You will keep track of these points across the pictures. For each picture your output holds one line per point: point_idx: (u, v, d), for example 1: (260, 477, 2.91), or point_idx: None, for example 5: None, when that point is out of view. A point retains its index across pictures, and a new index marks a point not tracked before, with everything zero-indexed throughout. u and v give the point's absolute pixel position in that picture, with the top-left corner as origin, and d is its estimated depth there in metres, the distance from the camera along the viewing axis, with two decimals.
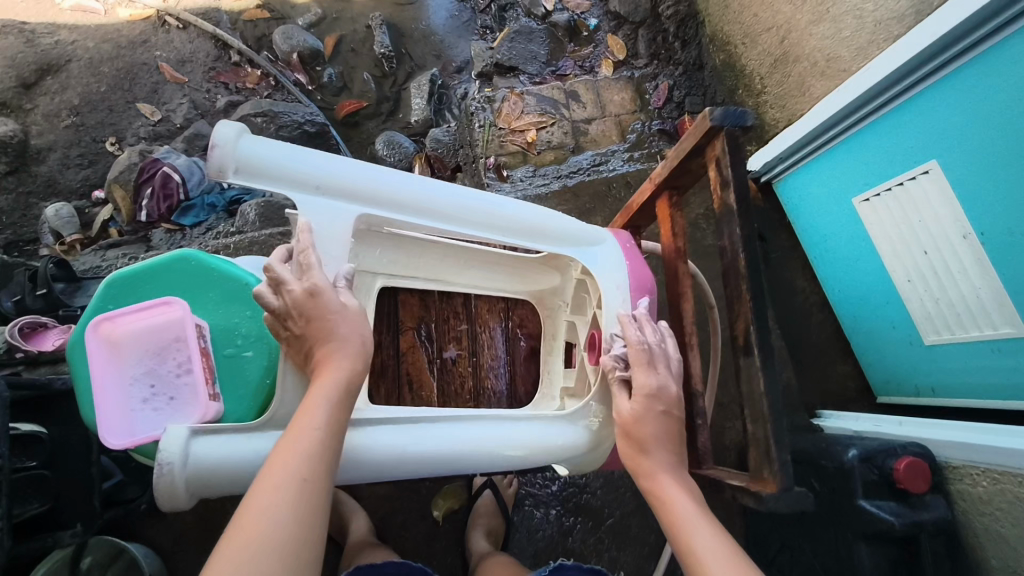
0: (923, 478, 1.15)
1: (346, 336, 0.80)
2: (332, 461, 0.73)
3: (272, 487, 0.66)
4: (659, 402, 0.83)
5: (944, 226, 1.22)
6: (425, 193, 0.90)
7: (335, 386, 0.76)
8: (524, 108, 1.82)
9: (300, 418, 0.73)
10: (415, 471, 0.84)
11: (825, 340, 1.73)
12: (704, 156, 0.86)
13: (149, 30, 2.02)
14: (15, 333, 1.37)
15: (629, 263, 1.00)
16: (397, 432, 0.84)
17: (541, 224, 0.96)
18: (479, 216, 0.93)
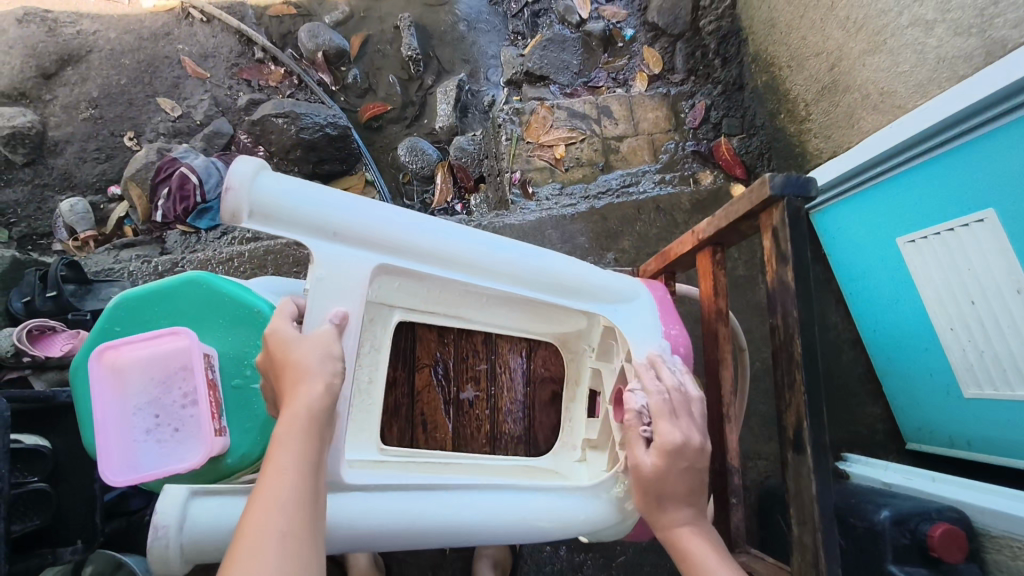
0: (959, 546, 1.04)
1: (312, 365, 0.73)
2: (316, 510, 0.66)
3: (251, 549, 0.60)
4: (683, 457, 0.79)
5: (996, 275, 1.13)
6: (446, 241, 0.85)
7: (300, 423, 0.70)
8: (554, 122, 1.74)
9: (268, 468, 0.67)
10: (426, 539, 0.81)
11: (855, 380, 1.65)
12: (757, 213, 0.79)
13: (172, 22, 1.98)
14: (23, 335, 1.29)
15: (662, 321, 0.96)
16: (413, 499, 0.80)
17: (568, 278, 0.91)
18: (501, 267, 0.88)
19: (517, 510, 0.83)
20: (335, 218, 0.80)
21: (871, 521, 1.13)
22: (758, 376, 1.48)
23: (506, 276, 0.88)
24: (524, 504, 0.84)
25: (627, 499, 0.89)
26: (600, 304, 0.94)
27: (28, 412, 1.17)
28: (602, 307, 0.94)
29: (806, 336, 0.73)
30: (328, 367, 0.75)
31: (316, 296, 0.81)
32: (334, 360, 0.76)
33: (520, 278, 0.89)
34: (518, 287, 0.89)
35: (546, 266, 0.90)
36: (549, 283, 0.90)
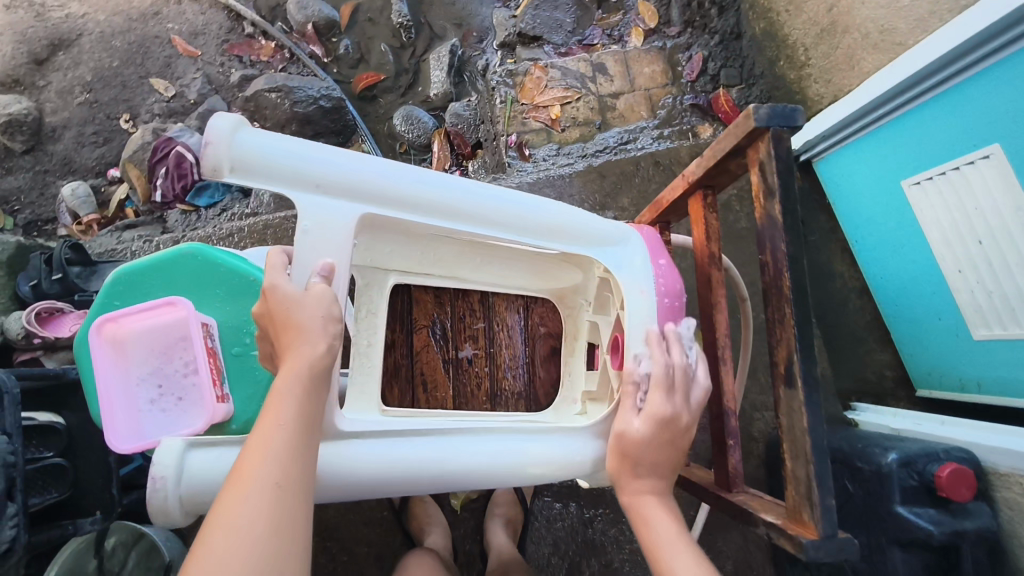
0: (969, 486, 1.02)
1: (314, 327, 0.73)
2: (309, 461, 0.68)
3: (244, 493, 0.62)
4: (670, 429, 0.81)
5: (1003, 213, 1.11)
6: (431, 189, 0.85)
7: (299, 380, 0.70)
8: (548, 82, 1.72)
9: (266, 419, 0.68)
10: (426, 486, 0.83)
11: (863, 328, 1.63)
12: (747, 149, 0.78)
13: (160, 1, 1.97)
14: (33, 318, 1.33)
15: (658, 271, 0.93)
16: (409, 446, 0.81)
17: (557, 223, 0.91)
18: (486, 213, 0.87)
19: (516, 457, 0.84)
20: (316, 171, 0.80)
21: (879, 465, 1.12)
22: (763, 328, 1.47)
23: (493, 223, 0.88)
24: (521, 449, 0.85)
25: None
26: (592, 249, 0.93)
27: (38, 389, 1.19)
28: (595, 253, 0.93)
29: (794, 271, 0.72)
30: (330, 331, 0.75)
31: (303, 249, 0.80)
32: (334, 321, 0.75)
33: (508, 225, 0.89)
34: (507, 234, 0.89)
35: (534, 212, 0.89)
36: (539, 229, 0.90)
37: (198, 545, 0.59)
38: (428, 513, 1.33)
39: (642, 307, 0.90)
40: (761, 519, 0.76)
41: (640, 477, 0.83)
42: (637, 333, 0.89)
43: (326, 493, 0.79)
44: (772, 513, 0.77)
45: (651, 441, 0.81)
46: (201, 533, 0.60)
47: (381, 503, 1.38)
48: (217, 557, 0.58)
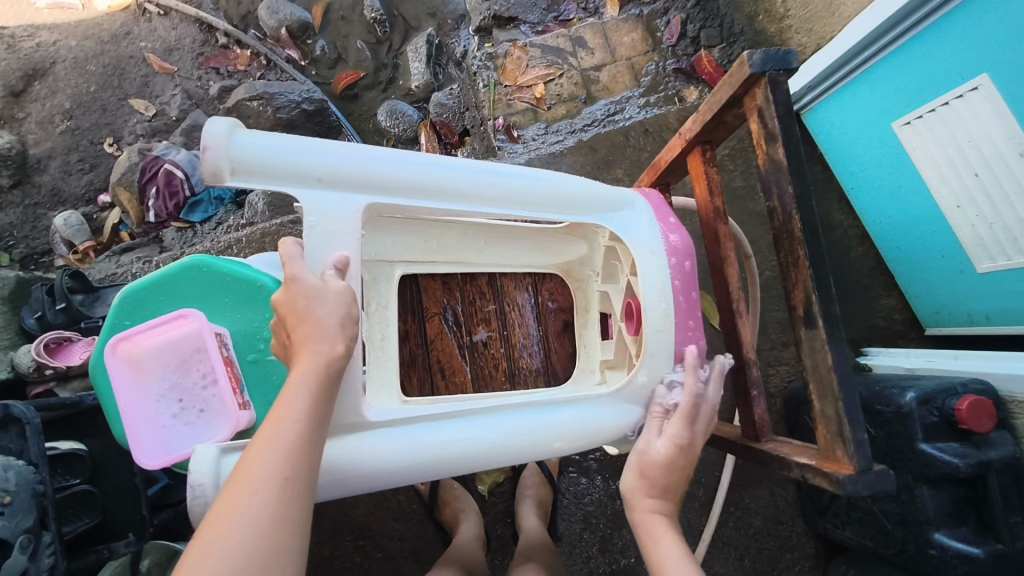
0: (989, 416, 1.04)
1: (331, 328, 0.73)
2: (315, 456, 0.68)
3: (249, 483, 0.62)
4: (683, 457, 0.82)
5: (996, 142, 1.11)
6: (432, 171, 0.85)
7: (315, 374, 0.70)
8: (529, 61, 1.70)
9: (279, 409, 0.68)
10: (459, 467, 0.83)
11: (867, 274, 1.63)
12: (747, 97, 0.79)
13: (130, 21, 1.95)
14: (41, 349, 1.32)
15: (662, 224, 0.94)
16: (438, 428, 0.82)
17: (559, 192, 0.91)
18: (486, 191, 0.88)
19: (547, 425, 0.86)
20: (318, 164, 0.80)
21: (897, 405, 1.11)
22: (769, 283, 1.47)
23: (493, 201, 0.88)
24: (550, 417, 0.87)
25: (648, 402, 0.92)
26: (597, 214, 0.93)
27: (57, 419, 1.19)
28: (602, 218, 0.94)
29: (803, 213, 0.73)
30: (347, 329, 0.75)
31: (313, 243, 0.80)
32: (351, 322, 0.76)
33: (511, 199, 0.89)
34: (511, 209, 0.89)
35: (536, 184, 0.90)
36: (542, 200, 0.90)
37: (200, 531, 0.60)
38: (457, 501, 1.34)
39: (654, 265, 0.91)
40: (795, 463, 0.77)
41: (654, 498, 0.82)
42: (652, 291, 0.90)
43: (360, 485, 0.79)
44: (805, 458, 0.78)
45: (667, 467, 0.81)
46: (206, 520, 0.61)
47: (409, 496, 1.39)
48: (214, 545, 0.59)
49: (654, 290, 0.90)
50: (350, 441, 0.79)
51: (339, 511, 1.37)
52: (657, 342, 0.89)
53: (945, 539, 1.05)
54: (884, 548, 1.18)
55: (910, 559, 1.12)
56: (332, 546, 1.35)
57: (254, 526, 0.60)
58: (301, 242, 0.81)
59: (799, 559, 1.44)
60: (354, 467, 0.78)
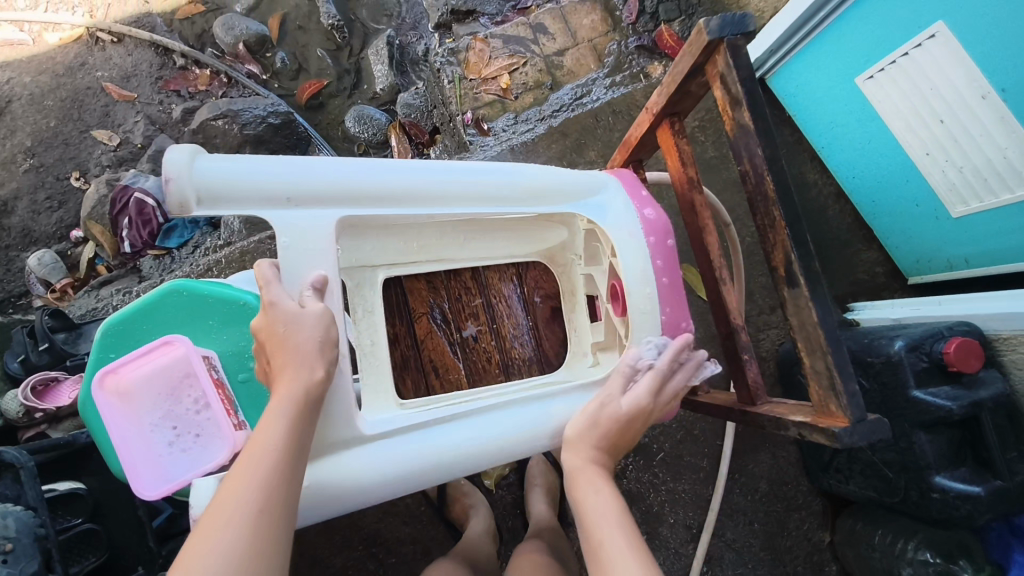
0: (977, 356, 1.05)
1: (310, 353, 0.73)
2: (293, 489, 0.66)
3: (223, 518, 0.60)
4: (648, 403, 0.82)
5: (958, 88, 1.12)
6: (401, 178, 0.85)
7: (291, 404, 0.69)
8: (491, 53, 1.69)
9: (254, 442, 0.67)
10: (465, 467, 0.83)
11: (846, 231, 1.65)
12: (709, 61, 0.79)
13: (84, 51, 1.92)
14: (28, 393, 1.29)
15: (636, 203, 0.94)
16: (439, 433, 0.82)
17: (529, 185, 0.91)
18: (457, 191, 0.88)
19: (543, 419, 0.86)
20: (285, 183, 0.79)
21: (887, 354, 1.13)
22: (750, 249, 1.48)
23: (464, 200, 0.88)
24: (544, 412, 0.87)
25: None
26: (570, 203, 0.94)
27: (52, 459, 1.17)
28: (576, 206, 0.94)
29: (775, 172, 0.73)
30: (326, 355, 0.74)
31: (291, 262, 0.80)
32: (331, 344, 0.75)
33: (484, 197, 0.89)
34: (484, 206, 0.89)
35: (507, 179, 0.90)
36: (513, 193, 0.90)
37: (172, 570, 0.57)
38: (466, 497, 1.34)
39: (631, 246, 0.91)
40: (791, 422, 0.78)
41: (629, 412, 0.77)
42: (634, 268, 0.91)
43: (369, 498, 0.79)
44: (801, 416, 0.78)
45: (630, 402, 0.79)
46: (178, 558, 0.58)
47: (416, 499, 1.39)
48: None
49: (635, 271, 0.91)
50: (353, 456, 0.78)
51: (348, 521, 1.36)
52: (639, 312, 0.91)
53: (946, 482, 1.07)
54: (888, 497, 1.19)
55: (914, 505, 1.14)
56: (344, 557, 1.34)
57: (224, 562, 0.57)
58: (278, 262, 0.80)
59: (807, 518, 1.46)
60: (359, 481, 0.78)
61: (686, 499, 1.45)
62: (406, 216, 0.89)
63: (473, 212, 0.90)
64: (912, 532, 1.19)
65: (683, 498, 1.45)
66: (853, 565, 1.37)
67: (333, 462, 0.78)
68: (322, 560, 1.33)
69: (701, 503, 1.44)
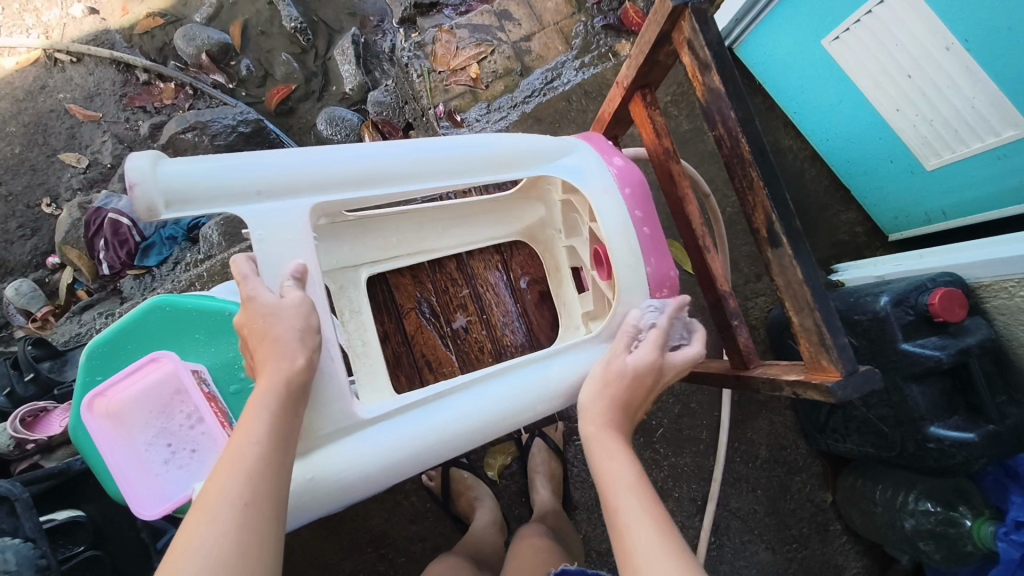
0: (961, 304, 1.06)
1: (291, 341, 0.71)
2: (282, 479, 0.65)
3: (207, 514, 0.58)
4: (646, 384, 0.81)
5: (922, 42, 1.13)
6: (372, 162, 0.84)
7: (274, 396, 0.68)
8: (458, 43, 1.67)
9: (238, 436, 0.65)
10: (467, 442, 0.83)
11: (824, 193, 1.66)
12: (675, 27, 0.79)
13: (43, 74, 1.89)
14: (18, 425, 1.25)
15: (611, 167, 0.94)
16: (439, 410, 0.82)
17: (500, 158, 0.91)
18: (430, 170, 0.87)
19: (538, 385, 0.86)
20: (254, 178, 0.78)
21: (873, 311, 1.13)
22: (731, 219, 1.49)
23: (438, 178, 0.88)
24: (539, 376, 0.86)
25: None
26: (544, 170, 0.94)
27: (50, 490, 1.14)
28: (550, 171, 0.94)
29: (749, 134, 0.74)
30: (307, 342, 0.73)
31: (268, 257, 0.79)
32: (312, 331, 0.74)
33: (457, 173, 0.89)
34: (456, 180, 0.89)
35: (477, 155, 0.90)
36: (487, 166, 0.90)
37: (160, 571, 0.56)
38: (471, 490, 1.35)
39: (611, 208, 0.91)
40: (785, 382, 0.78)
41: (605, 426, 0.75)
42: (616, 236, 0.90)
43: (375, 483, 0.79)
44: (795, 374, 0.79)
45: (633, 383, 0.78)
46: (165, 559, 0.56)
47: (421, 496, 1.39)
48: None
49: (615, 230, 0.90)
50: (354, 442, 0.78)
51: (354, 524, 1.35)
52: (629, 280, 0.89)
53: (941, 431, 1.08)
54: (886, 452, 1.21)
55: (912, 457, 1.15)
56: (354, 560, 1.34)
57: (212, 555, 0.56)
58: (254, 258, 0.79)
59: (808, 479, 1.48)
60: (363, 470, 0.78)
61: (688, 472, 1.46)
62: (382, 202, 0.89)
63: (449, 188, 0.89)
64: (911, 484, 1.21)
65: (685, 471, 1.46)
66: (857, 521, 1.39)
67: (332, 452, 0.77)
68: (332, 565, 1.33)
69: (703, 474, 1.46)
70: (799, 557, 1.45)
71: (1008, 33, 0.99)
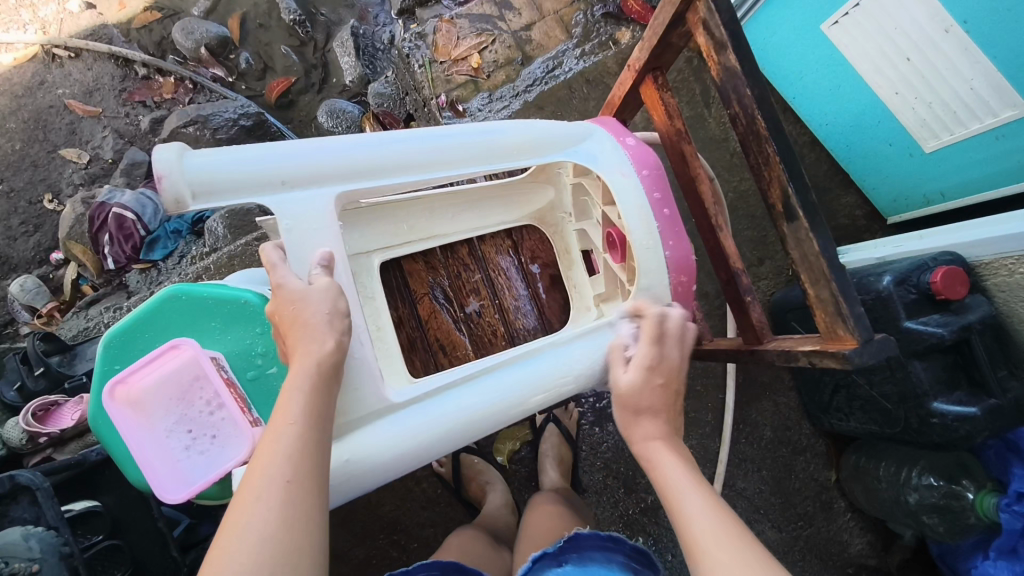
0: (963, 282, 1.09)
1: (320, 323, 0.73)
2: (321, 458, 0.66)
3: (254, 491, 0.60)
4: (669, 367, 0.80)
5: (921, 25, 1.14)
6: (392, 149, 0.86)
7: (308, 376, 0.69)
8: (459, 33, 1.68)
9: (276, 419, 0.67)
10: (495, 420, 0.86)
11: (823, 177, 1.68)
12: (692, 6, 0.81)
13: (42, 69, 1.88)
14: (30, 419, 1.25)
15: (625, 148, 0.96)
16: (464, 393, 0.84)
17: (517, 142, 0.92)
18: (450, 155, 0.89)
19: (559, 364, 0.88)
20: (278, 168, 0.80)
21: (876, 291, 1.14)
22: (733, 203, 1.51)
23: (457, 163, 0.89)
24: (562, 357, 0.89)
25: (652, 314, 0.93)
26: (558, 152, 0.95)
27: (66, 480, 1.15)
28: (565, 153, 0.96)
29: (765, 110, 0.76)
30: (336, 326, 0.74)
31: (294, 245, 0.81)
32: (340, 314, 0.75)
33: (475, 157, 0.91)
34: (474, 165, 0.91)
35: (494, 138, 0.91)
36: (503, 150, 0.92)
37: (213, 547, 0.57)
38: (481, 474, 1.36)
39: (626, 188, 0.93)
40: (801, 353, 0.81)
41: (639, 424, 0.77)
42: (634, 217, 0.92)
43: (406, 465, 0.81)
44: (811, 345, 0.81)
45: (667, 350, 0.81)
46: (217, 537, 0.58)
47: (432, 483, 1.40)
48: (228, 557, 0.56)
49: (633, 212, 0.92)
50: (384, 424, 0.81)
51: (368, 510, 1.37)
52: (647, 261, 0.92)
53: (944, 406, 1.10)
54: (889, 428, 1.23)
55: (915, 432, 1.17)
56: (367, 546, 1.35)
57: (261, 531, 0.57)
58: (281, 245, 0.81)
59: (812, 459, 1.51)
60: (396, 450, 0.80)
61: (695, 453, 1.48)
62: (402, 188, 0.90)
63: (468, 173, 0.91)
64: (914, 459, 1.23)
65: (692, 453, 1.48)
66: (861, 498, 1.41)
67: (362, 434, 0.80)
68: (345, 552, 1.34)
69: (710, 455, 1.48)
70: (805, 535, 1.48)
71: (1005, 14, 1.01)
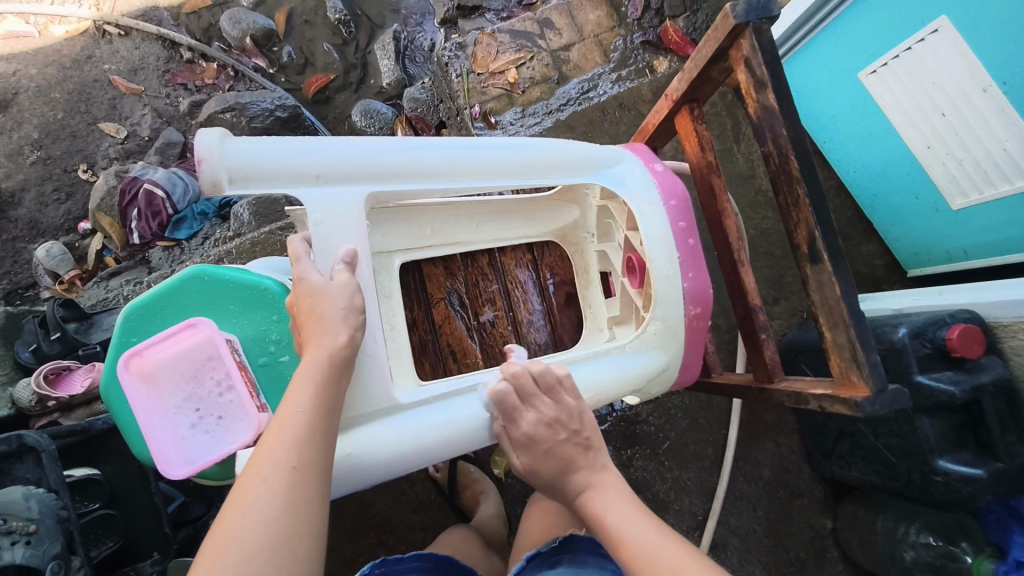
0: (978, 341, 1.08)
1: (335, 317, 0.74)
2: (325, 448, 0.66)
3: (258, 474, 0.61)
4: None
5: (960, 83, 1.15)
6: (426, 155, 0.87)
7: (319, 368, 0.70)
8: (498, 47, 1.71)
9: (286, 404, 0.67)
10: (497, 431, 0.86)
11: (846, 224, 1.69)
12: (736, 45, 0.82)
13: (90, 44, 1.93)
14: (41, 381, 1.27)
15: (654, 175, 0.97)
16: (471, 400, 0.85)
17: (547, 159, 0.93)
18: (482, 165, 0.90)
19: None
20: (315, 162, 0.82)
21: (891, 341, 1.14)
22: (754, 239, 1.51)
23: (486, 173, 0.91)
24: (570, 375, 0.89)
25: (664, 341, 0.94)
26: (587, 173, 0.97)
27: (70, 446, 1.17)
28: (595, 175, 0.97)
29: (799, 151, 0.77)
30: (350, 321, 0.75)
31: (321, 238, 0.82)
32: (356, 311, 0.76)
33: (506, 170, 0.92)
34: (504, 178, 0.92)
35: (526, 153, 0.92)
36: (532, 165, 0.93)
37: (214, 525, 0.58)
38: (477, 483, 1.36)
39: (653, 215, 0.94)
40: (812, 396, 0.81)
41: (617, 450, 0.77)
42: (656, 244, 0.93)
43: (406, 464, 0.82)
44: (823, 389, 0.81)
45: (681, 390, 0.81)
46: (219, 515, 0.59)
47: (426, 487, 1.40)
48: (229, 537, 0.56)
49: (656, 240, 0.93)
50: (389, 424, 0.81)
51: (362, 507, 1.38)
52: (667, 289, 0.92)
53: (949, 465, 1.09)
54: (891, 482, 1.22)
55: (917, 488, 1.16)
56: (355, 544, 1.35)
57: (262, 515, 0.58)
58: (309, 238, 0.83)
59: (809, 504, 1.49)
60: (399, 449, 0.81)
61: (692, 486, 1.47)
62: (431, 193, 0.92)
63: (496, 183, 0.92)
64: (914, 515, 1.22)
65: (689, 485, 1.47)
66: (856, 549, 1.39)
67: (367, 432, 0.80)
68: (334, 547, 1.34)
69: (706, 490, 1.47)
70: None
71: None
